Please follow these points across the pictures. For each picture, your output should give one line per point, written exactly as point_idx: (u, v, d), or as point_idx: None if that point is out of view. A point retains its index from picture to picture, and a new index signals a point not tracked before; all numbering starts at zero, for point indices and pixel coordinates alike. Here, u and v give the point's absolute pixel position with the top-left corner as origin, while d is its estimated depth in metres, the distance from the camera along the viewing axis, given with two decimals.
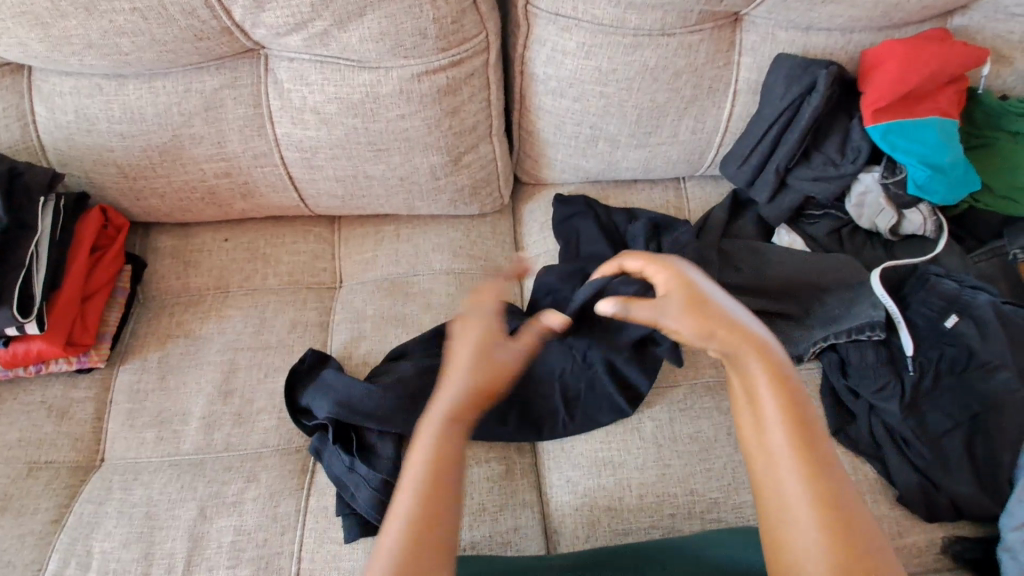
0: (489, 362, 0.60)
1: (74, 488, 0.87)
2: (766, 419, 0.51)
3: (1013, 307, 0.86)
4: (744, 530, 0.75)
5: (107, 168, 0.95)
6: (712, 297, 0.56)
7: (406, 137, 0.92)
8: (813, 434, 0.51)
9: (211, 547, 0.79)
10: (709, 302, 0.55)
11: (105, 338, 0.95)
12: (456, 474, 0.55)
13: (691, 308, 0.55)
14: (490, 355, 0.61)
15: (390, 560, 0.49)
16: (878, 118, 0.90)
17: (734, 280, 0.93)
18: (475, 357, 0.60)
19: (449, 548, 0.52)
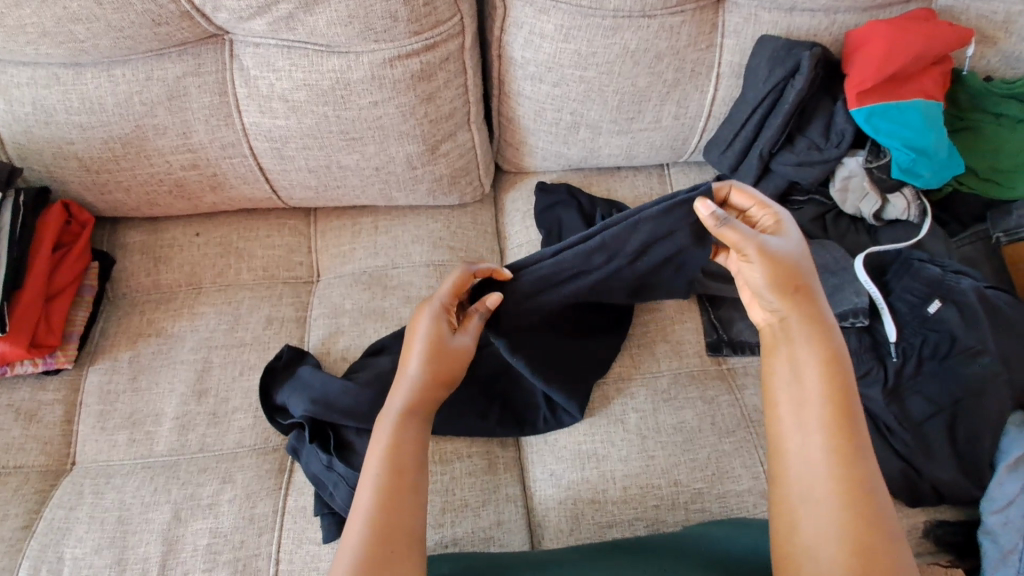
0: (436, 352, 0.69)
1: (44, 493, 0.85)
2: (804, 392, 0.58)
3: (996, 291, 0.85)
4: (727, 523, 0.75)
5: (68, 161, 0.90)
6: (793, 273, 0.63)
7: (380, 125, 0.89)
8: (847, 417, 0.56)
9: (186, 550, 0.78)
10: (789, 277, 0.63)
11: (72, 338, 0.91)
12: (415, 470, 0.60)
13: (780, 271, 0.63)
14: (436, 345, 0.69)
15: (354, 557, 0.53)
16: (861, 101, 0.89)
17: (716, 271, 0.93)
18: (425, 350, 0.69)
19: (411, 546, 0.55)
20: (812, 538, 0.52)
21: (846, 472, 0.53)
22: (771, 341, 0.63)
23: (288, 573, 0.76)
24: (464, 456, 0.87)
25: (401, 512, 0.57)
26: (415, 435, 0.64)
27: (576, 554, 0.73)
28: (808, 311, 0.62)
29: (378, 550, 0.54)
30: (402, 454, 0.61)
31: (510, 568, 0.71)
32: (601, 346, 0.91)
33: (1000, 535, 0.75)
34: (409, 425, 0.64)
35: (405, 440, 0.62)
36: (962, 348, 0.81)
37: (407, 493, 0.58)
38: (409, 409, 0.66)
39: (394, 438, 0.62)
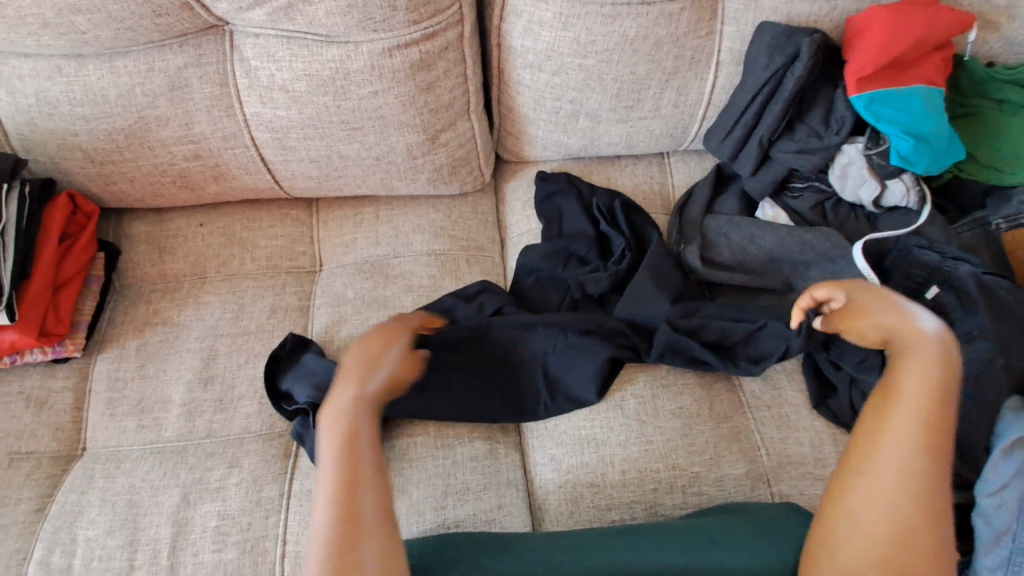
0: (374, 366, 0.70)
1: (56, 478, 0.87)
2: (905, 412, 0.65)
3: (995, 277, 0.85)
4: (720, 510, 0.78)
5: (72, 153, 0.91)
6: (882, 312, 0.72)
7: (380, 115, 0.90)
8: (941, 433, 0.64)
9: (195, 532, 0.80)
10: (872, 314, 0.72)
11: (81, 326, 0.93)
12: (367, 458, 0.63)
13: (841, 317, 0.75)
14: (376, 363, 0.71)
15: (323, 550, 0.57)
16: (861, 87, 0.88)
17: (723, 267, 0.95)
18: (364, 364, 0.70)
19: (380, 527, 0.60)
20: (857, 526, 0.62)
21: (920, 485, 0.62)
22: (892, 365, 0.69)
23: (295, 554, 0.78)
24: (466, 441, 0.88)
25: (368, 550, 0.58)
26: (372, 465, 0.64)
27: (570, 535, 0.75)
28: (899, 362, 0.68)
29: (347, 536, 0.58)
30: (354, 446, 0.63)
31: (512, 551, 0.72)
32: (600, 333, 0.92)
33: (994, 517, 0.76)
34: (361, 413, 0.66)
35: (360, 431, 0.65)
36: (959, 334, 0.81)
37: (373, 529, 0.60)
38: (354, 415, 0.65)
39: (348, 431, 0.64)
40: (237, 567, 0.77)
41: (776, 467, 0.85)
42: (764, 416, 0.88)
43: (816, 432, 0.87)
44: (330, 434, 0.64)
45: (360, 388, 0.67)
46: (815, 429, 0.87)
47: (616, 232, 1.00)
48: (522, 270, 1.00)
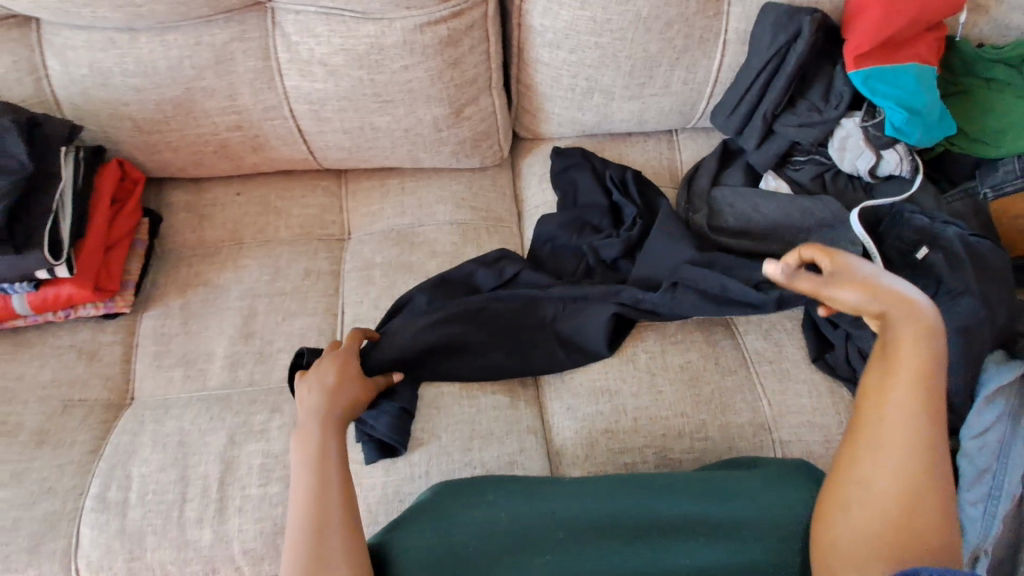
0: (328, 392, 0.83)
1: (108, 422, 0.94)
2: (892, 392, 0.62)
3: (981, 240, 0.92)
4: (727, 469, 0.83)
5: (122, 122, 0.98)
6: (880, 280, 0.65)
7: (410, 89, 0.96)
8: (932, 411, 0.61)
9: (242, 468, 0.88)
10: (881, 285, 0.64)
11: (129, 286, 1.00)
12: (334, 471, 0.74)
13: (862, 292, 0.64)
14: (329, 391, 0.83)
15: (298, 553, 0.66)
16: (859, 64, 0.95)
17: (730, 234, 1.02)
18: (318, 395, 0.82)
19: (346, 530, 0.68)
20: (856, 519, 0.59)
21: (913, 463, 0.59)
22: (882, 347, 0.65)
23: None
24: (489, 392, 0.95)
25: (332, 549, 0.66)
26: (331, 473, 0.73)
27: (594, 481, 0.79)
28: (890, 344, 0.64)
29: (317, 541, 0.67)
30: (316, 460, 0.75)
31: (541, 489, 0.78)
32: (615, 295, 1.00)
33: (976, 457, 0.83)
34: (326, 432, 0.78)
35: (325, 445, 0.76)
36: (947, 291, 0.88)
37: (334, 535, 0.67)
38: (323, 435, 0.78)
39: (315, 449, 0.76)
40: (283, 498, 0.86)
41: (776, 415, 0.92)
42: (766, 370, 0.95)
43: (813, 384, 0.94)
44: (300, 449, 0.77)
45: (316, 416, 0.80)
46: (812, 382, 0.94)
47: (627, 202, 1.06)
48: (539, 237, 1.06)
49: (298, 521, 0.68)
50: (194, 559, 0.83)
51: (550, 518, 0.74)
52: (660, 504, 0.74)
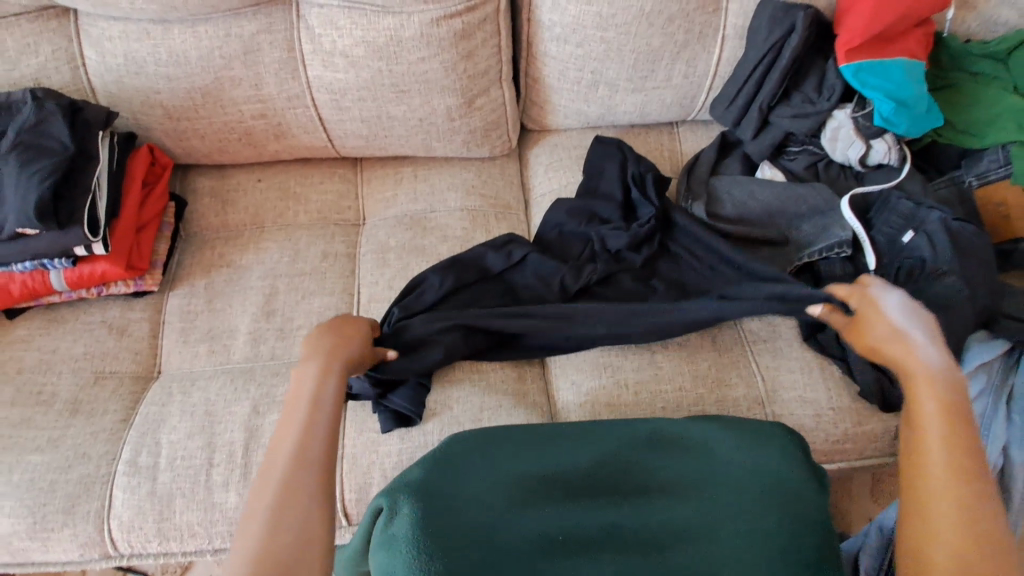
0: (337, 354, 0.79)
1: (138, 393, 0.99)
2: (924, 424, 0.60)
3: (963, 223, 0.96)
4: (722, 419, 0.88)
5: (153, 109, 1.04)
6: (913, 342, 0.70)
7: (426, 79, 1.02)
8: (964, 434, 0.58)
9: (266, 436, 0.92)
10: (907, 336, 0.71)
11: (157, 265, 1.06)
12: (322, 432, 0.65)
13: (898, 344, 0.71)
14: (340, 354, 0.80)
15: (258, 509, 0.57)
16: (850, 57, 1.00)
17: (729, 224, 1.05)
18: (329, 350, 0.79)
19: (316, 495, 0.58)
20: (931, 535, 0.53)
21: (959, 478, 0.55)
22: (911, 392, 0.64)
23: (353, 454, 0.91)
24: (498, 367, 1.00)
25: (297, 502, 0.57)
26: (323, 415, 0.67)
27: (580, 423, 0.90)
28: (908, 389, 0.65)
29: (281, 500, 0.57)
30: (309, 411, 0.68)
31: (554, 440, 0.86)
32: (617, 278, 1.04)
33: None
34: (325, 384, 0.72)
35: (323, 393, 0.71)
36: (931, 271, 0.92)
37: (308, 480, 0.59)
38: (322, 388, 0.72)
39: (310, 401, 0.70)
40: None
41: (771, 390, 0.96)
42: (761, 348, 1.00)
43: (806, 361, 0.99)
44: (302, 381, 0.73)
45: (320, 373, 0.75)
46: (805, 359, 0.99)
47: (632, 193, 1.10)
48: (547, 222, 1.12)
49: (277, 461, 0.61)
50: (220, 520, 0.88)
51: (550, 458, 0.83)
52: (660, 465, 0.81)
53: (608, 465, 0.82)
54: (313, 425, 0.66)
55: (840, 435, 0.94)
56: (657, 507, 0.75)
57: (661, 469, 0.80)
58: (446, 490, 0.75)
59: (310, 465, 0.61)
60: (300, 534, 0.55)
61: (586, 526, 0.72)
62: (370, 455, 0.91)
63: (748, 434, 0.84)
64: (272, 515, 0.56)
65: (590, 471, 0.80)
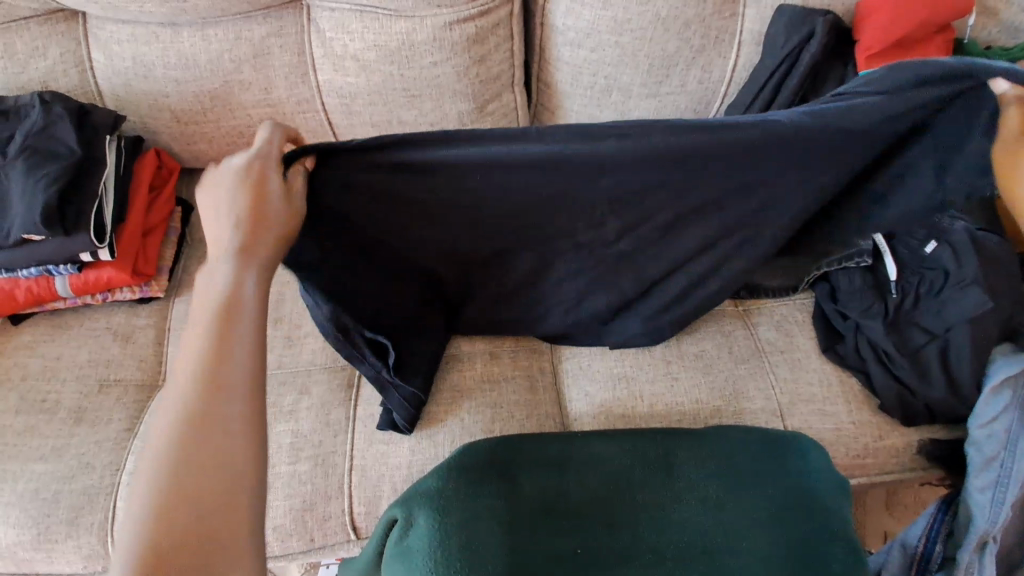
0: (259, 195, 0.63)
1: (142, 402, 0.97)
2: None
3: (988, 234, 0.93)
4: (757, 431, 0.85)
5: (162, 113, 1.03)
6: None
7: (437, 84, 1.00)
8: None
9: (272, 447, 0.90)
10: None
11: (163, 270, 1.04)
12: (252, 324, 0.53)
13: None
14: (260, 191, 0.63)
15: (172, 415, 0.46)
16: (870, 64, 0.98)
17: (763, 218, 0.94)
18: (246, 193, 0.62)
19: (243, 405, 0.48)
20: None
21: None
22: None
23: (362, 466, 0.89)
24: (509, 377, 0.98)
25: (219, 425, 0.47)
26: (244, 318, 0.53)
27: (612, 437, 0.85)
28: None
29: (194, 424, 0.46)
30: (237, 302, 0.54)
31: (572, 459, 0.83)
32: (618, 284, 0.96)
33: (983, 446, 0.86)
34: (247, 263, 0.57)
35: (248, 277, 0.56)
36: (954, 283, 0.90)
37: (235, 379, 0.49)
38: (255, 252, 0.59)
39: (236, 281, 0.56)
40: (311, 477, 0.88)
41: (788, 403, 0.94)
42: (778, 359, 0.98)
43: (825, 373, 0.96)
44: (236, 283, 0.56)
45: (254, 231, 0.60)
46: (823, 371, 0.97)
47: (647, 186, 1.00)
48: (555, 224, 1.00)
49: (189, 349, 0.50)
50: None
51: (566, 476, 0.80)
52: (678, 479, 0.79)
53: (623, 479, 0.80)
54: (228, 347, 0.50)
55: (861, 449, 0.92)
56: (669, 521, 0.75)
57: (674, 484, 0.78)
58: (461, 501, 0.74)
59: (234, 395, 0.48)
60: (224, 471, 0.45)
61: (600, 542, 0.74)
62: (379, 468, 0.89)
63: (768, 450, 0.83)
64: (179, 462, 0.44)
65: (606, 487, 0.79)
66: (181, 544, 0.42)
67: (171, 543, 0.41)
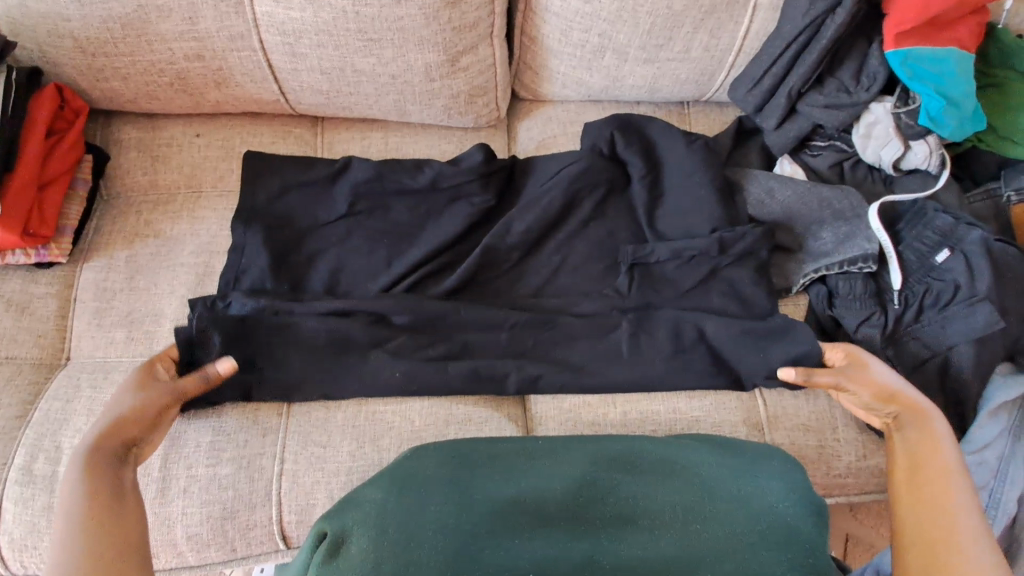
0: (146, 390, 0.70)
1: (39, 385, 0.83)
2: (925, 504, 0.61)
3: (1005, 245, 0.86)
4: (704, 437, 0.80)
5: (63, 41, 0.85)
6: (948, 460, 0.64)
7: (401, 28, 0.85)
8: (939, 486, 0.62)
9: (188, 446, 0.78)
10: (933, 472, 0.63)
11: (66, 231, 0.89)
12: (128, 433, 0.65)
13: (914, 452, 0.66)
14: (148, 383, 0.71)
15: (81, 480, 0.59)
16: (898, 43, 0.86)
17: (736, 176, 0.95)
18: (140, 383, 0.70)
19: (110, 479, 0.60)
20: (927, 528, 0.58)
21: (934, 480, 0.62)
22: (925, 477, 0.63)
23: (293, 472, 0.78)
24: None
25: (104, 493, 0.59)
26: (105, 458, 0.62)
27: (558, 443, 0.79)
28: (922, 466, 0.64)
29: (107, 489, 0.59)
30: (103, 490, 0.59)
31: (521, 457, 0.75)
32: (577, 172, 0.93)
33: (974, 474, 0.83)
34: (116, 431, 0.64)
35: (144, 403, 0.68)
36: (964, 297, 0.82)
37: (102, 462, 0.61)
38: (126, 425, 0.65)
39: (106, 456, 0.62)
40: (233, 481, 0.77)
41: (772, 417, 0.86)
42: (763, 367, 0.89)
43: (813, 385, 0.88)
44: (107, 416, 0.66)
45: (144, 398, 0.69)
46: (811, 383, 0.89)
47: (634, 161, 0.95)
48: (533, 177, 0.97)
49: (69, 494, 0.58)
50: None
51: (519, 482, 0.70)
52: (633, 493, 0.69)
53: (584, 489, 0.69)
54: (72, 484, 0.59)
55: (842, 469, 0.85)
56: (635, 541, 0.63)
57: (639, 496, 0.68)
58: (408, 512, 0.62)
59: (97, 500, 0.58)
60: (112, 517, 0.57)
61: (568, 551, 0.61)
62: (314, 473, 0.78)
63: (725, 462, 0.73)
64: (83, 498, 0.58)
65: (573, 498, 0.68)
66: (109, 548, 0.55)
67: (108, 523, 0.56)
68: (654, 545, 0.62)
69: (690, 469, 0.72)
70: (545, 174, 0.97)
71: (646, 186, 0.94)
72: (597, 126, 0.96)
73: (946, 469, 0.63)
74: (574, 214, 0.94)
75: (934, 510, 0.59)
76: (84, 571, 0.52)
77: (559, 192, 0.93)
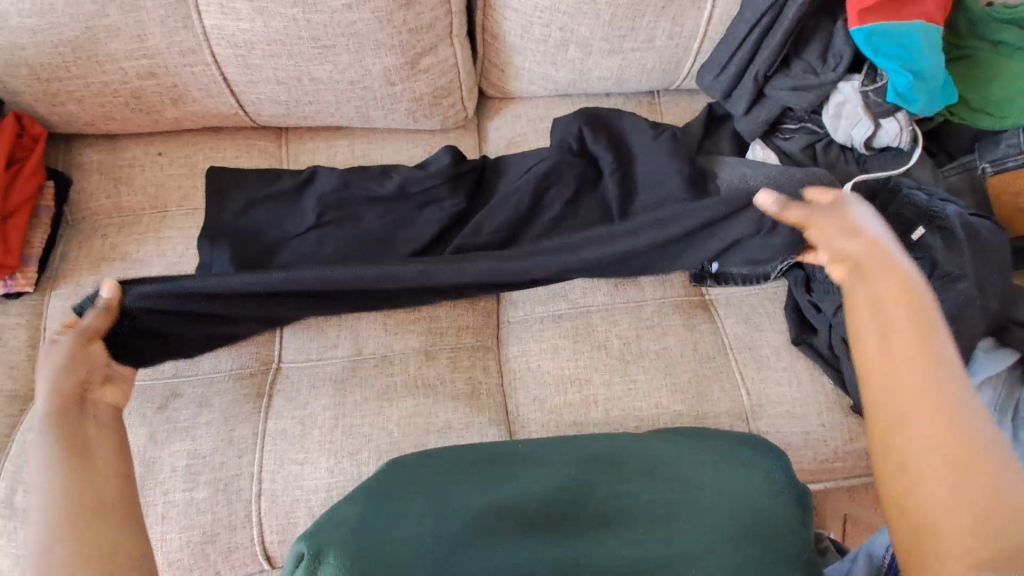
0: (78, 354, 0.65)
1: (13, 418, 0.82)
2: (912, 390, 0.47)
3: (980, 219, 0.85)
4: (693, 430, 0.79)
5: (17, 69, 0.83)
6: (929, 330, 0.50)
7: (355, 32, 0.83)
8: (935, 369, 0.48)
9: (164, 471, 0.77)
10: (928, 343, 0.49)
11: (31, 261, 0.87)
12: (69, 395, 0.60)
13: (905, 316, 0.52)
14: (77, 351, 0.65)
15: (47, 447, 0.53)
16: (862, 20, 0.85)
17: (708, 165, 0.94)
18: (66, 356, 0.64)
19: (82, 446, 0.54)
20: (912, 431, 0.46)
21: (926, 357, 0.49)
22: (919, 349, 0.49)
23: (272, 491, 0.77)
24: (447, 379, 0.86)
25: (80, 457, 0.52)
26: (70, 424, 0.56)
27: (541, 445, 0.78)
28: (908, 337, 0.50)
29: (75, 450, 0.53)
30: (75, 451, 0.53)
31: (502, 463, 0.74)
32: (546, 170, 0.92)
33: None
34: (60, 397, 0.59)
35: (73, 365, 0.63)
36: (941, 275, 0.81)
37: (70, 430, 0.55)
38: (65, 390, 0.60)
39: (68, 423, 0.56)
40: (211, 504, 0.76)
41: (755, 406, 0.85)
42: (744, 356, 0.89)
43: (795, 371, 0.87)
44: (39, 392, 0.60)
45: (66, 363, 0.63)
46: (794, 369, 0.88)
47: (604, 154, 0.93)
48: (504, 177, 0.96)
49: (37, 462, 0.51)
50: None
51: (501, 489, 0.68)
52: (614, 494, 0.68)
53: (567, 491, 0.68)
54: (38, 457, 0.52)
55: (829, 454, 0.84)
56: (620, 539, 0.62)
57: (623, 495, 0.67)
58: (388, 535, 0.58)
59: (73, 460, 0.52)
60: (87, 476, 0.51)
61: (552, 554, 0.59)
62: (293, 491, 0.77)
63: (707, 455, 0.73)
64: (52, 462, 0.51)
65: (556, 502, 0.66)
66: (91, 502, 0.48)
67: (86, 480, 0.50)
68: (640, 543, 0.60)
69: (674, 467, 0.71)
70: (516, 173, 0.95)
71: (618, 179, 0.93)
72: (565, 122, 0.95)
73: (925, 343, 0.49)
74: (546, 212, 0.93)
75: (926, 397, 0.46)
76: (68, 524, 0.46)
77: (530, 191, 0.92)
